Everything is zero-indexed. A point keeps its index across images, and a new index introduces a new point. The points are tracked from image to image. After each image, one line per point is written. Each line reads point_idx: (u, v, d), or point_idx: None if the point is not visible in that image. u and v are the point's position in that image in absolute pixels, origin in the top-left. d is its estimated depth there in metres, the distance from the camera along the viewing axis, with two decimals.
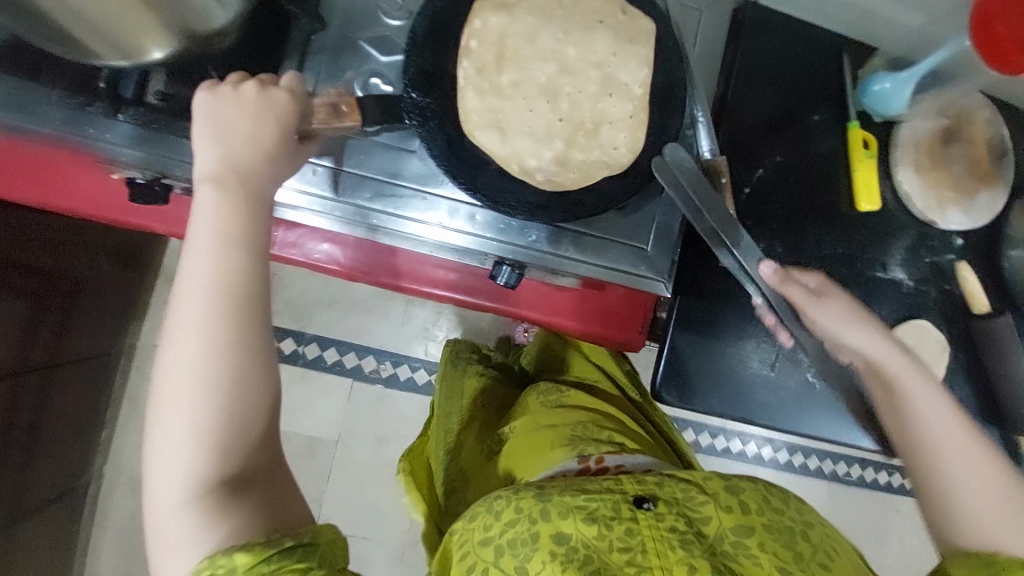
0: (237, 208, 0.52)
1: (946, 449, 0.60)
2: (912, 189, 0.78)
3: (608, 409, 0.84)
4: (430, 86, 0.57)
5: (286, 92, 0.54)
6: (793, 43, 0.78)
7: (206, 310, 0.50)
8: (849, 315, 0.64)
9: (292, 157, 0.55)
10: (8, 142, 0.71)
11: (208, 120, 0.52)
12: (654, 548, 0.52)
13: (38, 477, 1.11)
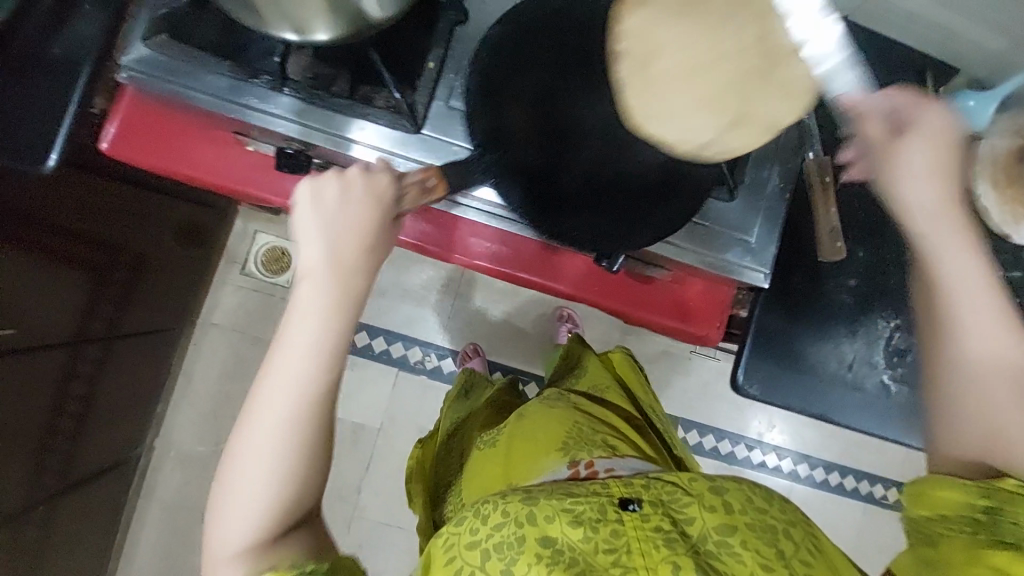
0: (342, 286, 0.54)
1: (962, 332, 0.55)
2: (991, 203, 0.80)
3: (616, 421, 0.84)
4: (499, 141, 0.57)
5: (389, 180, 0.54)
6: (879, 59, 0.81)
7: (298, 377, 0.53)
8: (924, 145, 0.55)
9: (388, 237, 0.56)
10: (139, 109, 0.75)
11: (316, 201, 0.53)
12: (638, 548, 0.53)
13: (93, 447, 1.10)
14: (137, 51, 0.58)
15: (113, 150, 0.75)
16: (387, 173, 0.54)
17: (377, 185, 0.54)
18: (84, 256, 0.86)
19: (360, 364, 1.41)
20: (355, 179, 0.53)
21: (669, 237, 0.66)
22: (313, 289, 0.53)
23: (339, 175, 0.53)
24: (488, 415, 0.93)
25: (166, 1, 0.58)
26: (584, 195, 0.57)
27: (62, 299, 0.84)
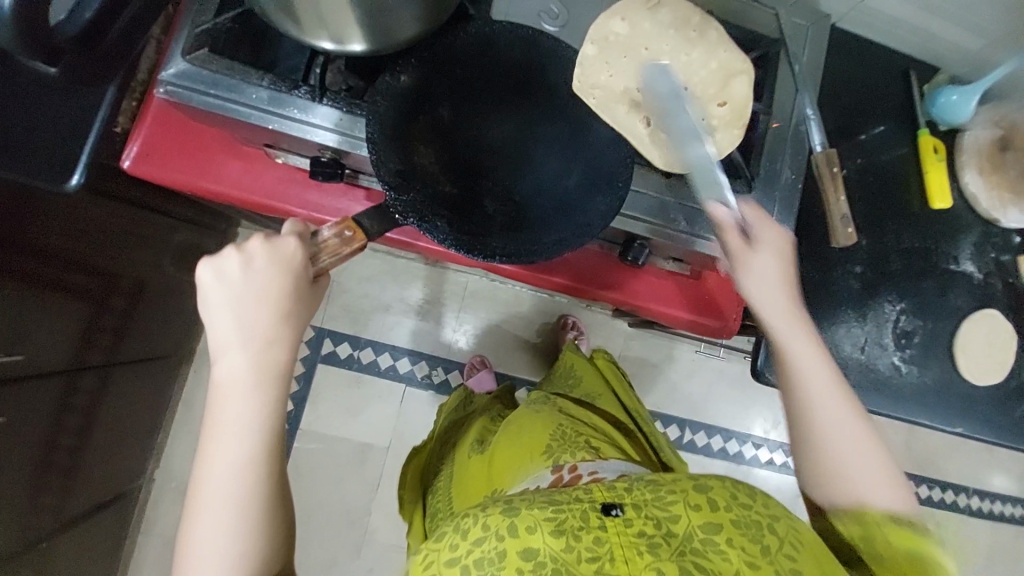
0: (259, 362, 0.48)
1: (833, 419, 0.62)
2: (977, 190, 0.86)
3: (598, 425, 0.87)
4: (408, 179, 0.55)
5: (298, 243, 0.49)
6: (865, 63, 0.86)
7: (238, 442, 0.48)
8: (771, 264, 0.64)
9: (308, 302, 0.50)
10: (163, 128, 0.76)
11: (211, 274, 0.48)
12: (620, 556, 0.53)
13: (90, 483, 1.06)
14: (175, 67, 0.59)
15: (135, 168, 0.75)
16: (294, 236, 0.49)
17: (284, 252, 0.48)
18: (78, 283, 0.83)
19: (366, 382, 1.40)
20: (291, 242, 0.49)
21: (689, 231, 0.68)
22: (228, 364, 0.48)
23: (249, 243, 0.48)
24: (474, 428, 0.95)
25: (206, 18, 0.59)
26: (507, 210, 0.58)
27: (57, 329, 0.80)
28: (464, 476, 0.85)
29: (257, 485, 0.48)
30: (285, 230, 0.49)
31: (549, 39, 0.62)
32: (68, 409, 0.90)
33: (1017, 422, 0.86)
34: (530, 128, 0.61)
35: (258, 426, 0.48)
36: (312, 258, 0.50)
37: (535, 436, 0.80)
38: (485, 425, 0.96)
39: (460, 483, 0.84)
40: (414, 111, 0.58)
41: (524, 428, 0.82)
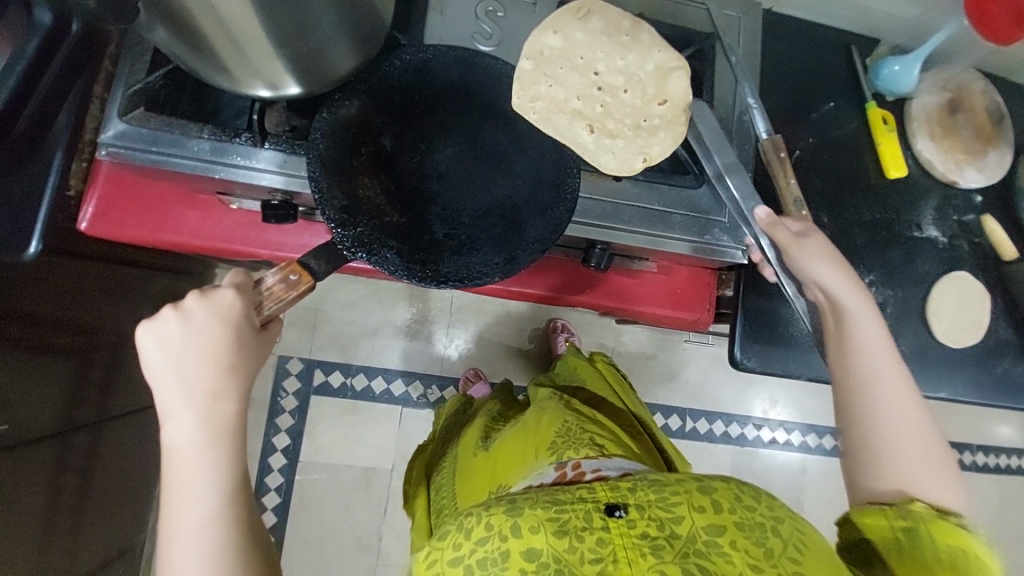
0: (209, 419, 0.49)
1: (887, 414, 0.64)
2: (932, 155, 0.87)
3: (604, 420, 0.81)
4: (354, 214, 0.56)
5: (235, 295, 0.49)
6: (805, 44, 0.88)
7: (201, 500, 0.48)
8: (824, 253, 0.67)
9: (254, 353, 0.50)
10: (117, 186, 0.76)
11: (152, 334, 0.48)
12: (624, 558, 0.51)
13: (94, 544, 1.03)
14: (114, 127, 0.60)
15: (93, 228, 0.75)
16: (231, 288, 0.50)
17: (222, 304, 0.49)
18: (69, 344, 0.82)
19: (363, 409, 1.33)
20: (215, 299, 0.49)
21: (648, 229, 0.69)
22: (178, 426, 0.48)
23: (182, 300, 0.48)
24: (480, 423, 0.90)
25: (139, 77, 0.61)
26: (454, 232, 0.61)
27: (47, 390, 0.79)
28: (469, 474, 0.79)
29: (226, 538, 0.49)
30: (220, 283, 0.49)
31: (485, 57, 0.60)
32: (66, 469, 0.88)
33: (999, 380, 0.87)
34: (472, 150, 0.64)
35: (217, 481, 0.49)
36: (255, 307, 0.51)
37: (540, 429, 0.75)
38: (491, 422, 0.91)
39: (466, 477, 0.80)
40: (354, 141, 0.59)
41: (529, 424, 0.77)
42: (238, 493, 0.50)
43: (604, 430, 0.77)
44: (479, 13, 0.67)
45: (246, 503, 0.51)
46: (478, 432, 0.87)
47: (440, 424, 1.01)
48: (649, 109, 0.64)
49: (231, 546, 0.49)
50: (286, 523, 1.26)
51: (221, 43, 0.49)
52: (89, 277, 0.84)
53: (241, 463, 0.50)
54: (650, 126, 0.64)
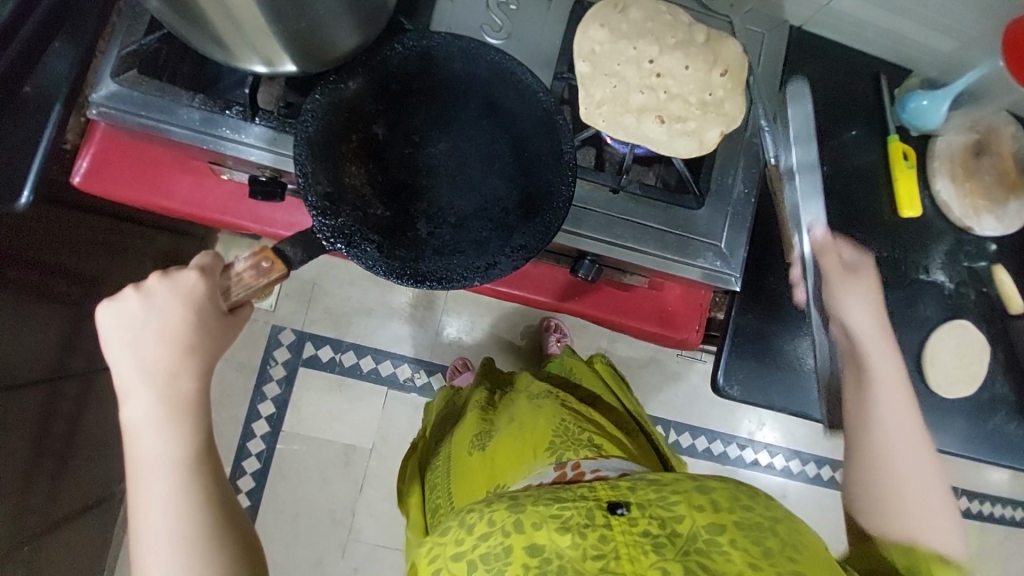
0: (169, 397, 0.48)
1: (903, 461, 0.62)
2: (949, 198, 0.83)
3: (598, 416, 0.80)
4: (336, 202, 0.55)
5: (198, 276, 0.49)
6: (833, 66, 0.84)
7: (164, 477, 0.47)
8: (864, 297, 0.66)
9: (217, 335, 0.50)
10: (112, 144, 0.75)
11: (109, 315, 0.48)
12: (626, 555, 0.47)
13: (79, 492, 0.99)
14: (106, 87, 0.59)
15: (86, 184, 0.75)
16: (197, 270, 0.49)
17: (183, 285, 0.48)
18: (62, 292, 0.78)
19: (349, 386, 1.32)
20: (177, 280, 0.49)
21: (641, 246, 0.67)
22: (136, 405, 0.48)
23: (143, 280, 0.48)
24: (473, 418, 0.83)
25: (136, 38, 0.60)
26: (438, 231, 0.59)
27: (36, 335, 0.76)
28: (463, 473, 0.75)
29: (194, 516, 0.48)
30: (185, 264, 0.49)
31: (493, 52, 0.58)
32: (54, 415, 0.87)
33: (990, 435, 0.85)
34: (466, 149, 0.63)
35: (180, 459, 0.48)
36: (221, 291, 0.50)
37: (536, 429, 0.72)
38: (484, 413, 0.84)
39: (461, 477, 0.75)
40: (348, 126, 0.58)
41: (526, 418, 0.75)
42: (202, 472, 0.49)
43: (602, 428, 0.75)
44: (492, 3, 0.65)
45: (214, 482, 0.50)
46: (474, 427, 0.80)
47: (433, 421, 0.98)
48: (711, 81, 0.61)
49: (196, 524, 0.47)
50: (262, 490, 1.27)
51: (212, 13, 0.47)
52: (87, 227, 0.82)
53: (202, 441, 0.49)
54: (714, 101, 0.61)
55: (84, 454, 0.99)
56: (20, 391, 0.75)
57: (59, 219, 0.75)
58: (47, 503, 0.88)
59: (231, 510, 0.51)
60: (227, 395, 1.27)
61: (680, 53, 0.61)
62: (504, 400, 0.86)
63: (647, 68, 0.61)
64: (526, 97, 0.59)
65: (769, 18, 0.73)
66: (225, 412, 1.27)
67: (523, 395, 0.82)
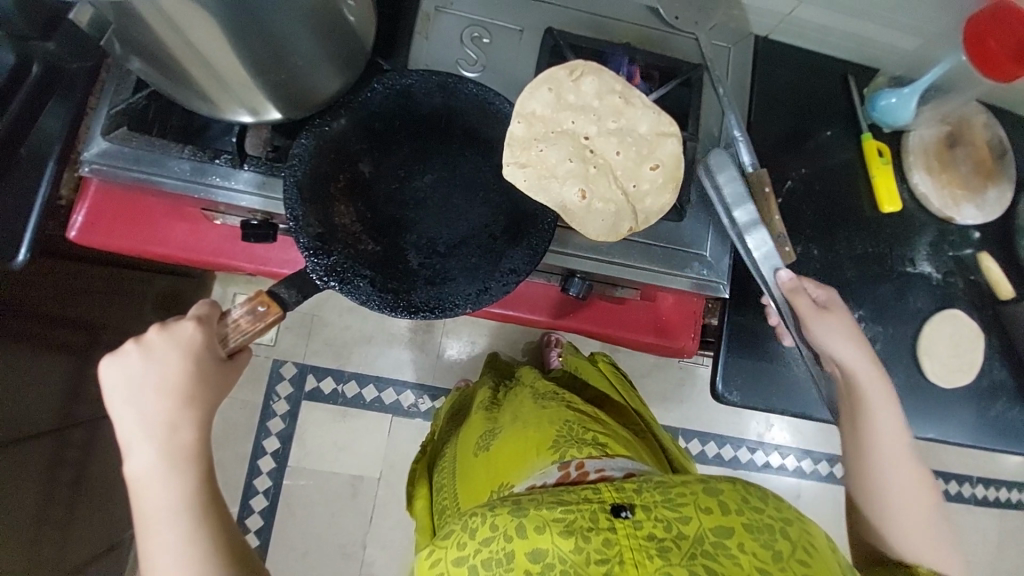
0: (168, 448, 0.49)
1: (886, 481, 0.69)
2: (928, 190, 0.85)
3: (601, 415, 0.78)
4: (328, 241, 0.56)
5: (196, 327, 0.50)
6: (803, 72, 0.86)
7: (167, 529, 0.48)
8: (847, 332, 0.69)
9: (218, 382, 0.51)
10: (106, 196, 0.77)
11: (111, 371, 0.49)
12: (630, 559, 0.47)
13: (88, 543, 0.98)
14: (97, 145, 0.61)
15: (82, 237, 0.76)
16: (193, 320, 0.50)
17: (181, 335, 0.49)
18: (62, 342, 0.79)
19: (351, 415, 1.32)
20: (174, 332, 0.49)
21: (627, 261, 0.68)
22: (137, 460, 0.48)
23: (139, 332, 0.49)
24: (477, 418, 0.85)
25: (124, 96, 0.62)
26: (430, 261, 0.61)
27: (40, 389, 0.76)
28: (468, 475, 0.75)
29: (201, 564, 0.47)
30: (183, 314, 0.50)
31: (471, 84, 0.60)
32: (61, 465, 0.86)
33: (993, 420, 0.85)
34: (450, 177, 0.63)
35: (182, 509, 0.48)
36: (220, 339, 0.51)
37: (538, 430, 0.71)
38: (489, 412, 0.85)
39: (467, 480, 0.75)
40: (330, 174, 0.59)
41: (529, 419, 0.74)
42: (207, 522, 0.49)
43: (605, 426, 0.73)
44: (465, 39, 0.68)
45: (222, 530, 0.50)
46: (480, 428, 0.81)
47: (441, 425, 0.99)
48: (640, 172, 0.63)
49: (202, 572, 0.47)
50: (272, 527, 1.26)
51: (197, 71, 0.49)
52: (86, 278, 0.83)
53: (206, 489, 0.49)
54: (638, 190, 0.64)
55: (91, 504, 0.98)
56: (25, 445, 0.75)
57: (58, 272, 0.76)
58: (57, 555, 0.88)
59: (241, 560, 0.50)
60: (232, 432, 1.27)
61: (615, 139, 0.63)
62: (507, 399, 0.87)
63: (582, 144, 0.63)
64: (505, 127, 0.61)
65: (734, 32, 0.76)
66: (231, 449, 1.26)
67: (528, 397, 0.82)
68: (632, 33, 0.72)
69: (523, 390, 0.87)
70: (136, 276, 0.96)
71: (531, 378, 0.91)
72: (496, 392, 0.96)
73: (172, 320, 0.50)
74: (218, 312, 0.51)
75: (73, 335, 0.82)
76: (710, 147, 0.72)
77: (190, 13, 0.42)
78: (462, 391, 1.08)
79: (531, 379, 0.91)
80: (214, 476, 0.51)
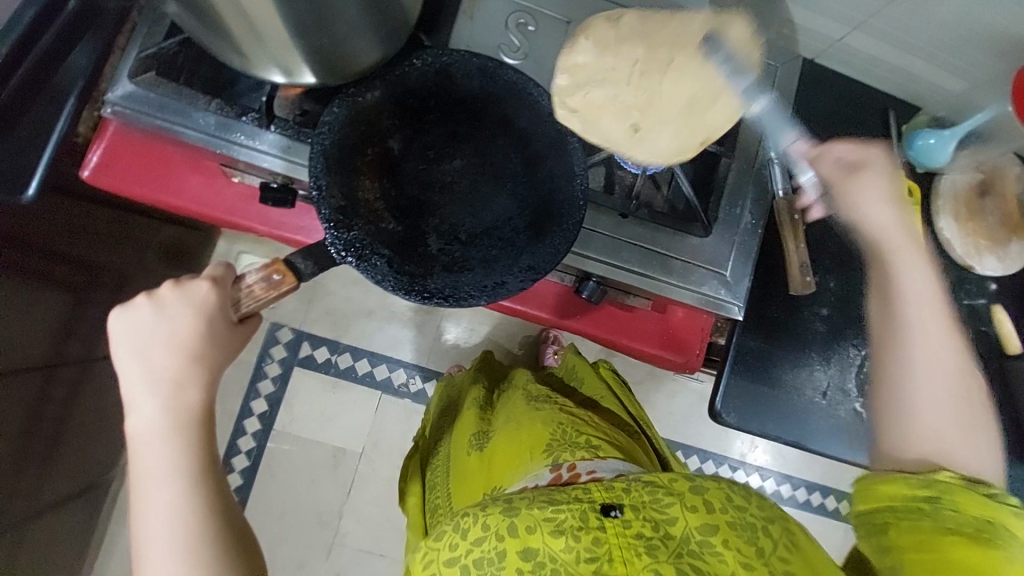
0: (173, 407, 0.48)
1: (922, 353, 0.58)
2: (952, 236, 0.84)
3: (596, 419, 0.78)
4: (350, 216, 0.55)
5: (210, 287, 0.49)
6: (843, 100, 0.85)
7: (163, 490, 0.47)
8: (879, 194, 0.63)
9: (225, 344, 0.50)
10: (124, 140, 0.75)
11: (121, 326, 0.48)
12: (619, 557, 0.47)
13: (66, 481, 0.98)
14: (121, 88, 0.59)
15: (95, 177, 0.74)
16: (208, 280, 0.49)
17: (195, 295, 0.48)
18: (62, 280, 0.78)
19: (342, 387, 1.31)
20: (187, 291, 0.48)
21: (646, 270, 0.68)
22: (142, 414, 0.47)
23: (150, 289, 0.48)
24: (470, 416, 0.85)
25: (156, 40, 0.61)
26: (450, 248, 0.59)
27: (33, 325, 0.75)
28: (463, 476, 0.75)
29: (196, 528, 0.47)
30: (197, 274, 0.49)
31: (510, 70, 0.59)
32: (48, 401, 0.85)
33: None
34: (479, 166, 0.62)
35: (180, 470, 0.47)
36: (233, 302, 0.50)
37: (533, 432, 0.70)
38: (481, 412, 0.85)
39: (460, 479, 0.75)
40: (359, 145, 0.57)
41: (524, 419, 0.73)
42: (205, 486, 0.48)
43: (602, 429, 0.73)
44: (511, 24, 0.66)
45: (218, 496, 0.49)
46: (472, 427, 0.81)
47: (433, 417, 0.98)
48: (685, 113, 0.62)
49: (198, 536, 0.46)
50: (250, 488, 1.26)
51: (234, 23, 0.48)
52: (93, 219, 0.81)
53: (206, 455, 0.49)
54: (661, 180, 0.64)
55: (73, 444, 0.97)
56: (14, 378, 0.74)
57: (66, 210, 0.74)
58: (33, 490, 0.87)
59: (236, 526, 0.49)
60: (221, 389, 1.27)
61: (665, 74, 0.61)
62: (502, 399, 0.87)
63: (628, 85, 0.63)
64: (541, 119, 0.60)
65: (783, 52, 0.75)
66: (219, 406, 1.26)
67: (524, 397, 0.82)
68: None
69: (515, 392, 0.85)
70: (143, 225, 0.95)
71: (526, 379, 0.91)
72: (490, 394, 0.95)
73: (184, 279, 0.49)
74: (238, 275, 0.50)
75: (73, 275, 0.80)
76: (741, 166, 0.71)
77: None
78: (454, 380, 1.07)
79: (525, 381, 0.89)
80: (214, 443, 0.50)
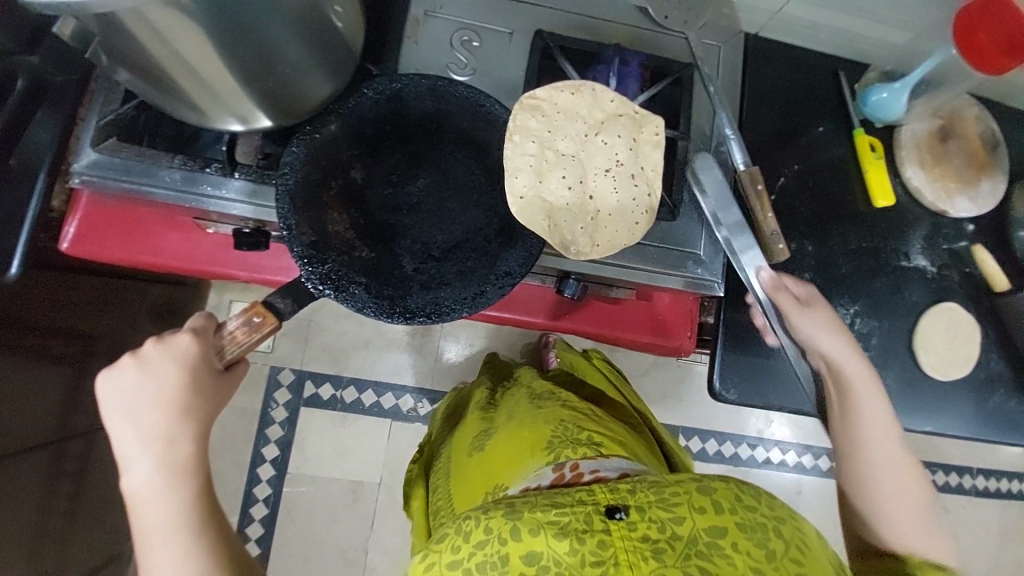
0: (165, 463, 0.48)
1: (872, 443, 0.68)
2: (921, 184, 0.85)
3: (592, 410, 0.78)
4: (322, 249, 0.56)
5: (192, 339, 0.50)
6: (795, 68, 0.86)
7: (166, 543, 0.48)
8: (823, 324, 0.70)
9: (214, 395, 0.50)
10: (97, 208, 0.77)
11: (112, 388, 0.49)
12: (626, 561, 0.46)
13: (85, 556, 0.97)
14: (85, 157, 0.61)
15: (73, 249, 0.75)
16: (189, 332, 0.50)
17: (178, 349, 0.49)
18: (58, 352, 0.78)
19: (349, 421, 1.31)
20: (171, 347, 0.49)
21: (624, 261, 0.69)
22: (135, 474, 0.48)
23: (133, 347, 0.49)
24: (473, 419, 0.85)
25: (113, 107, 0.63)
26: (425, 266, 0.61)
27: (38, 398, 0.75)
28: (462, 476, 0.75)
29: None
30: (179, 328, 0.50)
31: (460, 87, 0.60)
32: (59, 476, 0.85)
33: (992, 413, 0.85)
34: (443, 183, 0.64)
35: (181, 521, 0.48)
36: (216, 351, 0.51)
37: (534, 429, 0.70)
38: (484, 413, 0.85)
39: (461, 480, 0.75)
40: (319, 181, 0.58)
41: (525, 418, 0.74)
42: (208, 533, 0.49)
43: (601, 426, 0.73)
44: (455, 42, 0.68)
45: (219, 544, 0.49)
46: (473, 429, 0.81)
47: (434, 423, 0.99)
48: None
49: None
50: (273, 535, 1.25)
51: (186, 82, 0.49)
52: (79, 288, 0.81)
53: (204, 502, 0.49)
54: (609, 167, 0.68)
55: (89, 516, 0.97)
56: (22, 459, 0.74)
57: (54, 285, 0.75)
58: (55, 569, 0.87)
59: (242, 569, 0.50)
60: (231, 440, 1.26)
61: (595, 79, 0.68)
62: (502, 398, 0.88)
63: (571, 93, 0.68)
64: (497, 129, 0.61)
65: (724, 30, 0.77)
66: (229, 458, 1.25)
67: (524, 397, 0.82)
68: (621, 33, 0.73)
69: (516, 392, 0.86)
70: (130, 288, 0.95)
71: (524, 379, 0.92)
72: (492, 393, 0.96)
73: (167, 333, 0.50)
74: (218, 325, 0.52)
75: (68, 344, 0.80)
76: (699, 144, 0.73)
77: (179, 27, 0.42)
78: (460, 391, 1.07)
79: (525, 380, 0.91)
80: (212, 491, 0.50)
